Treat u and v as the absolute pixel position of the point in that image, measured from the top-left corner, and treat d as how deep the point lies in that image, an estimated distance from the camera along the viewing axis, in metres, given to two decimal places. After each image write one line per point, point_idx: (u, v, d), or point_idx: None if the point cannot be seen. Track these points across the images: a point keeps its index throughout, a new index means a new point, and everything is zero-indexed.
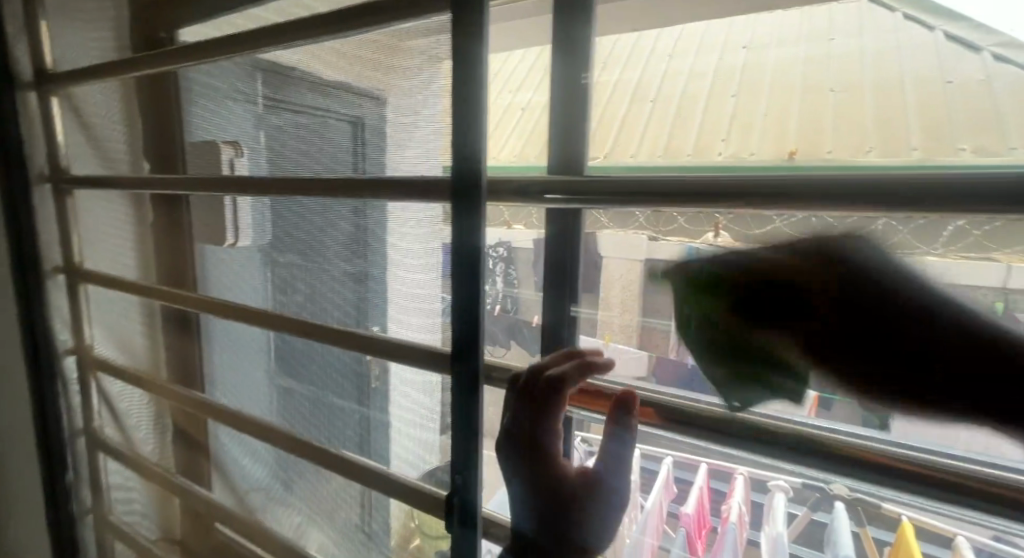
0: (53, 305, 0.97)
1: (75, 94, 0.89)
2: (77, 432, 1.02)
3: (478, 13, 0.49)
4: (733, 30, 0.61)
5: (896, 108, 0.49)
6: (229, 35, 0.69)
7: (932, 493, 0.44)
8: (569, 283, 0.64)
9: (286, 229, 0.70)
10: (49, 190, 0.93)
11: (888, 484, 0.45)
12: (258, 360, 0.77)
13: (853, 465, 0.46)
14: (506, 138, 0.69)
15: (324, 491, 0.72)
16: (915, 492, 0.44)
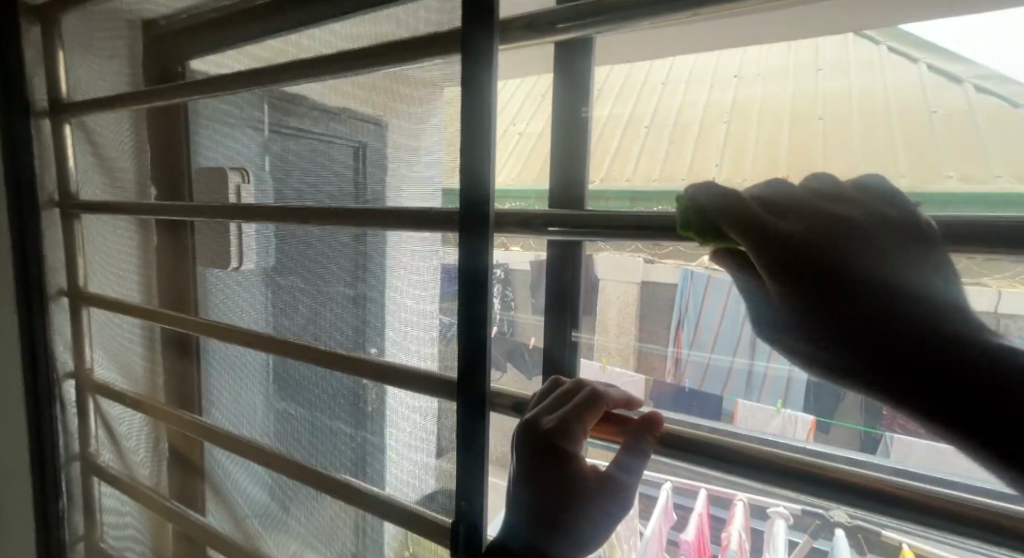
0: (56, 327, 0.98)
1: (88, 123, 0.91)
2: (72, 457, 1.02)
3: (480, 47, 0.52)
4: (721, 63, 0.63)
5: (884, 135, 0.52)
6: (244, 69, 0.72)
7: (930, 522, 0.44)
8: (570, 309, 0.66)
9: (289, 253, 0.70)
10: (57, 215, 0.96)
11: (886, 511, 0.45)
12: (257, 384, 0.76)
13: (852, 491, 0.46)
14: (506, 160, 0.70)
15: (320, 518, 0.71)
16: (914, 521, 0.44)
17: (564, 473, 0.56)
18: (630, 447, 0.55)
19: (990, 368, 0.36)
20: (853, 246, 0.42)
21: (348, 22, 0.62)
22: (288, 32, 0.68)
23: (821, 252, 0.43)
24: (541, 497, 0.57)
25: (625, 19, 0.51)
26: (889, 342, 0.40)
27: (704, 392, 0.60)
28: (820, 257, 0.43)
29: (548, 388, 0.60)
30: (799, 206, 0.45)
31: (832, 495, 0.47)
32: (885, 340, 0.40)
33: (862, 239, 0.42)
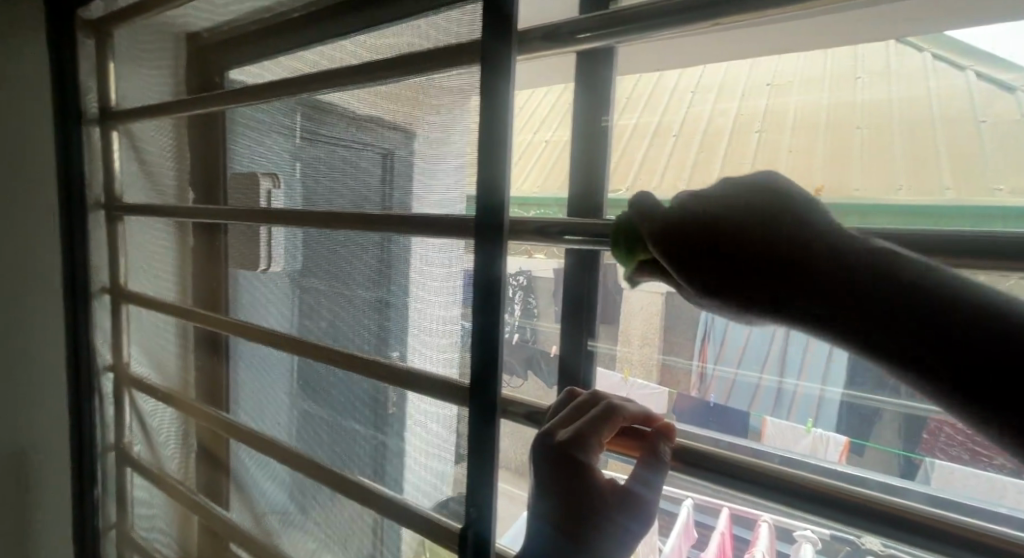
0: (97, 323, 1.03)
1: (133, 130, 0.96)
2: (108, 448, 1.06)
3: (499, 57, 0.52)
4: (755, 72, 0.63)
5: (928, 149, 0.52)
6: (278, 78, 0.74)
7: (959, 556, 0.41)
8: (588, 317, 0.64)
9: (315, 256, 0.73)
10: (102, 216, 1.00)
11: (913, 542, 0.43)
12: (281, 383, 0.79)
13: (874, 519, 0.44)
14: (529, 169, 0.72)
15: (337, 517, 0.72)
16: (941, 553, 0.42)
17: (581, 486, 0.51)
18: (644, 459, 0.51)
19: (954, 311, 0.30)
20: (802, 233, 0.34)
21: (376, 34, 0.64)
22: (322, 43, 0.70)
23: (730, 242, 0.36)
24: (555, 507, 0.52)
25: (648, 27, 0.51)
26: (846, 300, 0.32)
27: (730, 408, 0.59)
28: (734, 249, 0.36)
29: (564, 400, 0.59)
30: (708, 210, 0.37)
31: (856, 522, 0.45)
32: (840, 297, 0.32)
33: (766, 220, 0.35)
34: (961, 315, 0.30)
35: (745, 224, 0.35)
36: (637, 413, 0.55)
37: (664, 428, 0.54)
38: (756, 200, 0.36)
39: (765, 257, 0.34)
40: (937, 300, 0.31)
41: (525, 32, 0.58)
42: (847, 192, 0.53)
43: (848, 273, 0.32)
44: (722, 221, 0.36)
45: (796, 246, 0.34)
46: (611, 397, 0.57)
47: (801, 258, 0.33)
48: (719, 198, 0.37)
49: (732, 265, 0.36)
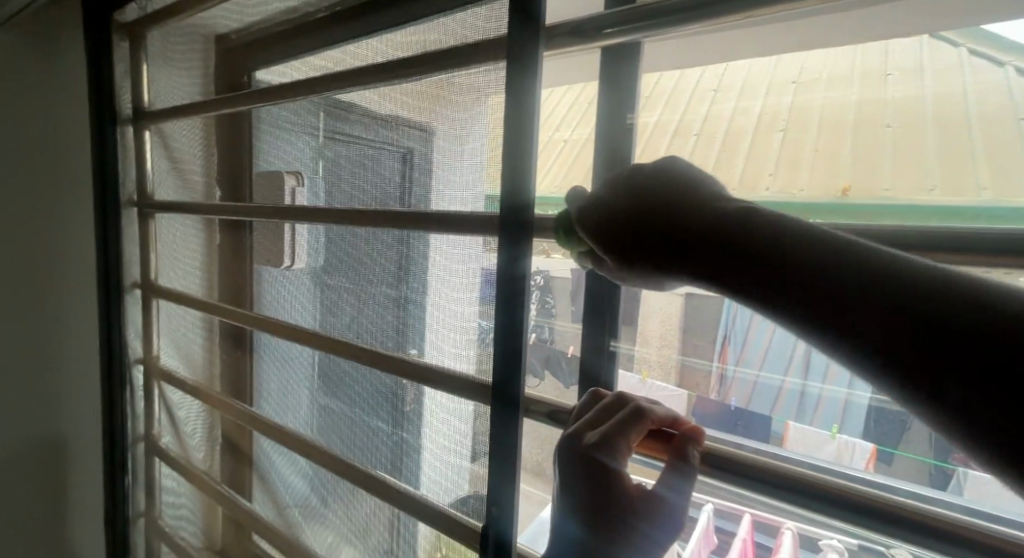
0: (129, 317, 1.06)
1: (165, 129, 0.99)
2: (138, 438, 1.09)
3: (523, 53, 0.52)
4: (779, 69, 0.62)
5: (963, 151, 0.50)
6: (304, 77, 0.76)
7: None
8: (609, 317, 0.63)
9: (338, 253, 0.74)
10: (135, 213, 1.04)
11: (945, 551, 0.41)
12: (304, 378, 0.81)
13: (902, 525, 0.43)
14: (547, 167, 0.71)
15: (357, 510, 0.73)
16: None
17: (604, 489, 0.49)
18: (672, 463, 0.49)
19: (931, 308, 0.33)
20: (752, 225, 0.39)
21: (402, 32, 0.64)
22: (347, 42, 0.71)
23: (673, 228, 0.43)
24: (572, 508, 0.50)
25: (674, 21, 0.50)
26: (833, 303, 0.36)
27: (751, 412, 0.58)
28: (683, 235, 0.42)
29: (588, 401, 0.56)
30: (649, 202, 0.45)
31: (884, 529, 0.44)
32: (825, 299, 0.36)
33: (704, 211, 0.42)
34: (936, 311, 0.33)
35: (709, 217, 0.42)
36: (666, 417, 0.52)
37: (692, 433, 0.51)
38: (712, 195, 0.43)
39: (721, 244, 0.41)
40: (889, 285, 0.34)
41: (550, 28, 0.57)
42: (875, 192, 0.52)
43: (808, 255, 0.37)
44: (662, 212, 0.44)
45: (747, 238, 0.39)
46: (637, 398, 0.54)
47: (755, 248, 0.39)
48: (668, 189, 0.44)
49: (703, 255, 0.41)
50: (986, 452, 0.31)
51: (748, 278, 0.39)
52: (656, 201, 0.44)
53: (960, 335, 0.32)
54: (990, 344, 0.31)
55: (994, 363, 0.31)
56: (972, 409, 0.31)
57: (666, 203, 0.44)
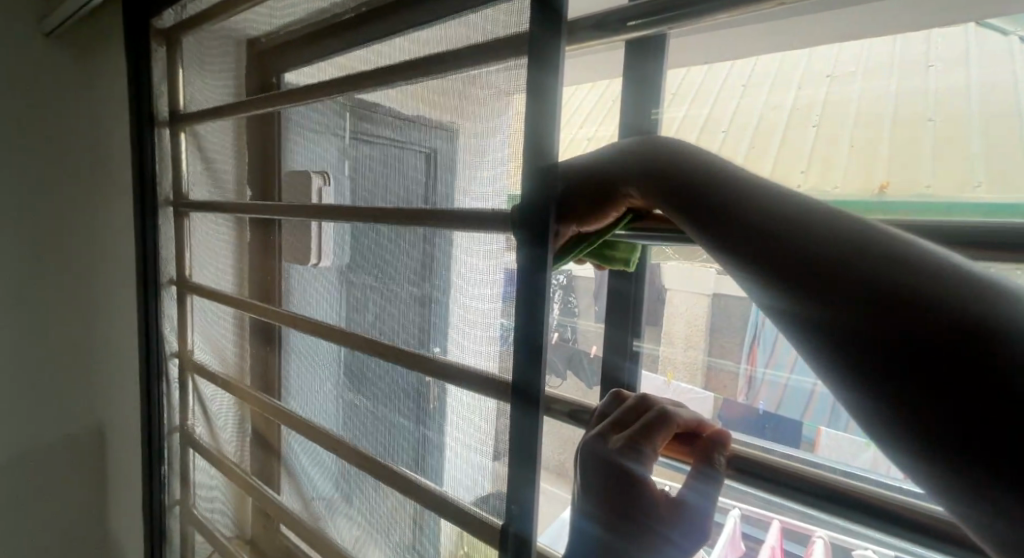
0: (165, 312, 1.10)
1: (198, 131, 1.02)
2: (174, 428, 1.14)
3: (545, 48, 0.51)
4: (817, 60, 0.61)
5: (1010, 146, 0.48)
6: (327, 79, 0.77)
7: None
8: (633, 315, 0.59)
9: (364, 252, 0.75)
10: (170, 212, 1.07)
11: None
12: (330, 374, 0.82)
13: (939, 536, 0.41)
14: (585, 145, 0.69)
15: (381, 505, 0.74)
16: None
17: (623, 490, 0.48)
18: (698, 465, 0.48)
19: (956, 322, 0.29)
20: (749, 211, 0.39)
21: (427, 31, 0.65)
22: (373, 43, 0.72)
23: (679, 203, 0.43)
24: (592, 505, 0.50)
25: (702, 12, 0.48)
26: (852, 301, 0.32)
27: (780, 415, 0.59)
28: (690, 208, 0.42)
29: (612, 401, 0.55)
30: (667, 164, 0.45)
31: (920, 539, 0.42)
32: (842, 296, 0.32)
33: (714, 183, 0.41)
34: (968, 326, 0.28)
35: (715, 202, 0.40)
36: (691, 423, 0.50)
37: (718, 437, 0.50)
38: (700, 173, 0.42)
39: (727, 225, 0.39)
40: (891, 284, 0.31)
41: (575, 21, 0.56)
42: (916, 187, 0.50)
43: (805, 242, 0.35)
44: (671, 180, 0.44)
45: (740, 221, 0.39)
46: (661, 403, 0.52)
47: (760, 234, 0.37)
48: (682, 163, 0.44)
49: (709, 238, 0.40)
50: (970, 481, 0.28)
51: (741, 270, 0.38)
52: (645, 169, 0.46)
53: (956, 347, 0.28)
54: (962, 343, 0.28)
55: (979, 373, 0.28)
56: (948, 428, 0.28)
57: (671, 174, 0.44)
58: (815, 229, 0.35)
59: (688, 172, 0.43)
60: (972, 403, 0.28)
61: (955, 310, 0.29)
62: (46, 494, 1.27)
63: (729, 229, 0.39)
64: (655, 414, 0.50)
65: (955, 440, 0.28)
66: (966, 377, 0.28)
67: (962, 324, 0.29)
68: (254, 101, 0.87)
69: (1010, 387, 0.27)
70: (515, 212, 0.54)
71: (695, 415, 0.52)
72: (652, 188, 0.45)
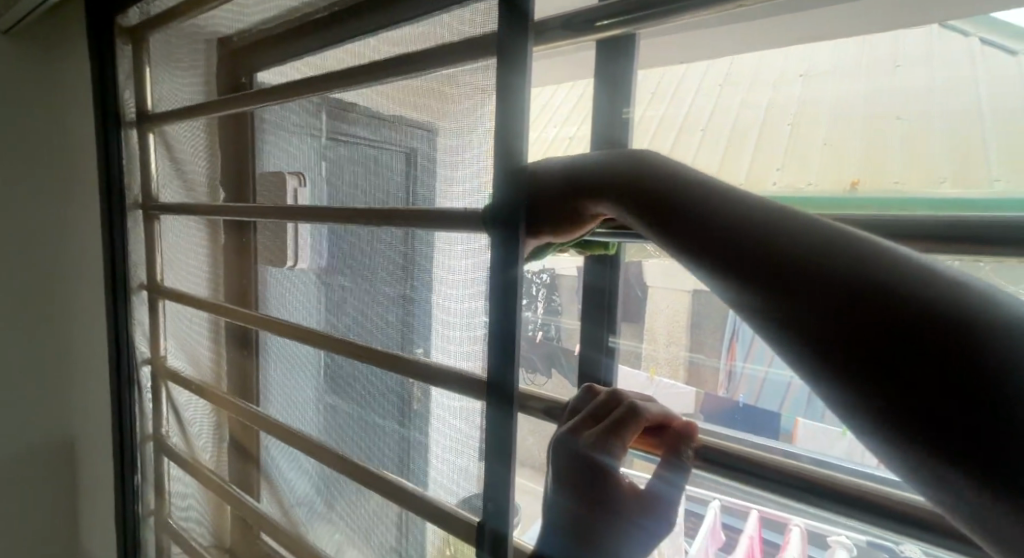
0: (136, 318, 1.07)
1: (167, 132, 0.99)
2: (147, 437, 1.10)
3: (514, 46, 0.52)
4: (790, 61, 0.63)
5: (974, 142, 0.50)
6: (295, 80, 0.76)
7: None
8: (610, 311, 0.62)
9: (343, 253, 0.74)
10: (140, 215, 1.04)
11: (949, 547, 0.41)
12: (309, 377, 0.81)
13: (905, 522, 0.42)
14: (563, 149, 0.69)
15: (362, 509, 0.74)
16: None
17: (595, 482, 0.48)
18: (666, 457, 0.49)
19: (931, 318, 0.29)
20: (728, 212, 0.39)
21: (398, 31, 0.64)
22: (344, 43, 0.71)
23: (658, 206, 0.43)
24: (564, 498, 0.50)
25: (667, 12, 0.49)
26: (830, 302, 0.32)
27: (759, 409, 0.59)
28: (668, 212, 0.42)
29: (584, 396, 0.55)
30: (643, 168, 0.45)
31: (888, 524, 0.43)
32: (821, 296, 0.33)
33: (690, 190, 0.41)
34: (942, 322, 0.29)
35: (698, 204, 0.40)
36: (659, 415, 0.51)
37: (684, 426, 0.51)
38: (680, 177, 0.43)
39: (706, 228, 0.39)
40: (867, 282, 0.32)
41: (543, 21, 0.57)
42: (883, 184, 0.51)
43: (784, 243, 0.35)
44: (649, 182, 0.44)
45: (720, 221, 0.39)
46: (631, 396, 0.52)
47: (739, 236, 0.38)
48: (659, 167, 0.44)
49: (689, 241, 0.40)
50: (956, 475, 0.28)
51: (721, 273, 0.38)
52: (621, 172, 0.46)
53: (933, 342, 0.28)
54: (938, 338, 0.28)
55: (953, 369, 0.28)
56: (930, 424, 0.28)
57: (647, 174, 0.44)
58: (793, 230, 0.36)
59: (669, 182, 0.43)
60: (951, 399, 0.28)
61: (929, 307, 0.29)
62: (13, 507, 1.23)
63: (708, 232, 0.39)
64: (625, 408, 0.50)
65: (946, 445, 0.28)
66: (943, 373, 0.28)
67: (937, 318, 0.29)
68: (224, 101, 0.86)
69: (987, 381, 0.27)
70: (487, 212, 0.54)
71: (663, 407, 0.52)
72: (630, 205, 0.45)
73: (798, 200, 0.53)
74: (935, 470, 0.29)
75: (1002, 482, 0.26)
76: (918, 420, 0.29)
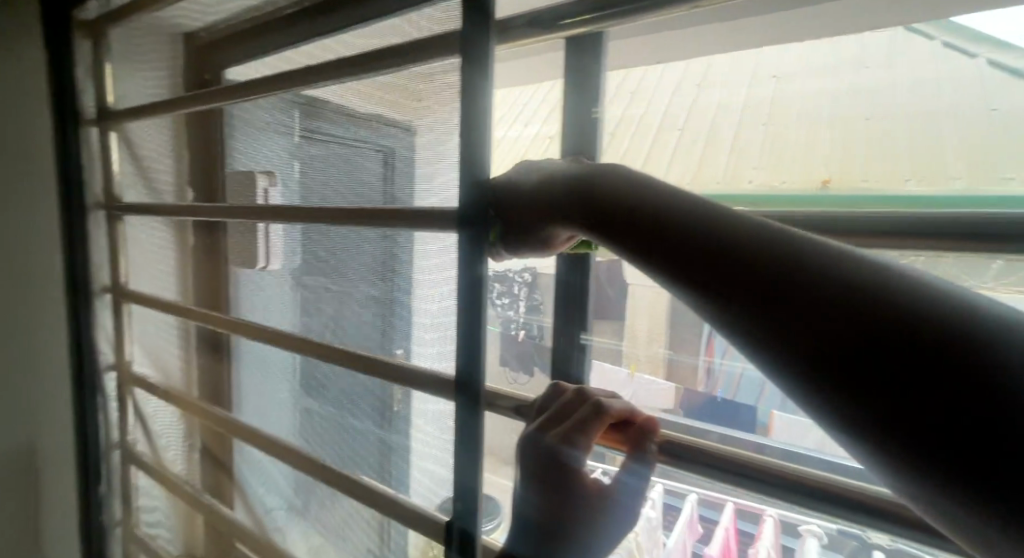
0: (99, 323, 1.03)
1: (128, 129, 0.95)
2: (112, 446, 1.06)
3: (480, 47, 0.52)
4: (762, 62, 0.64)
5: (939, 143, 0.51)
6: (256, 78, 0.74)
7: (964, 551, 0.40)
8: (582, 311, 0.65)
9: (318, 254, 0.72)
10: (102, 215, 1.00)
11: (913, 536, 0.42)
12: (284, 381, 0.79)
13: (872, 513, 0.44)
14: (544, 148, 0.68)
15: (339, 515, 0.72)
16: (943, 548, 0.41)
17: (561, 474, 0.53)
18: (631, 451, 0.52)
19: (909, 326, 0.28)
20: (696, 220, 0.37)
21: (366, 29, 0.63)
22: (311, 40, 0.69)
23: (626, 213, 0.41)
24: (536, 491, 0.55)
25: (631, 11, 0.49)
26: (806, 315, 0.31)
27: (737, 403, 0.58)
28: (637, 220, 0.40)
29: (552, 394, 0.57)
30: (608, 174, 0.43)
31: (849, 515, 0.45)
32: (798, 309, 0.31)
33: (657, 197, 0.40)
34: (920, 329, 0.27)
35: (668, 211, 0.39)
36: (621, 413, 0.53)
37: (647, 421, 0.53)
38: (647, 183, 0.41)
39: (676, 237, 0.37)
40: (841, 291, 0.30)
41: (511, 19, 0.57)
42: (854, 183, 0.53)
43: (756, 252, 0.34)
44: (615, 189, 0.42)
45: (690, 229, 0.37)
46: (597, 395, 0.55)
47: (709, 245, 0.36)
48: (625, 174, 0.42)
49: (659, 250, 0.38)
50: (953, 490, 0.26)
51: (694, 285, 0.36)
52: (586, 177, 0.44)
53: (914, 350, 0.27)
54: (918, 346, 0.27)
55: (939, 378, 0.26)
56: (921, 438, 0.27)
57: (612, 180, 0.43)
58: (763, 238, 0.34)
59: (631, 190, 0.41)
60: (940, 411, 0.26)
61: (907, 314, 0.28)
62: None
63: (677, 241, 0.37)
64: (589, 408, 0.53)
65: (940, 458, 0.26)
66: (927, 382, 0.26)
67: (916, 326, 0.27)
68: (188, 98, 0.83)
69: (976, 388, 0.25)
70: (459, 210, 0.54)
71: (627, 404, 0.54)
72: (597, 215, 0.43)
73: (773, 199, 0.53)
74: (927, 483, 0.27)
75: (1001, 498, 0.24)
76: (908, 439, 0.27)
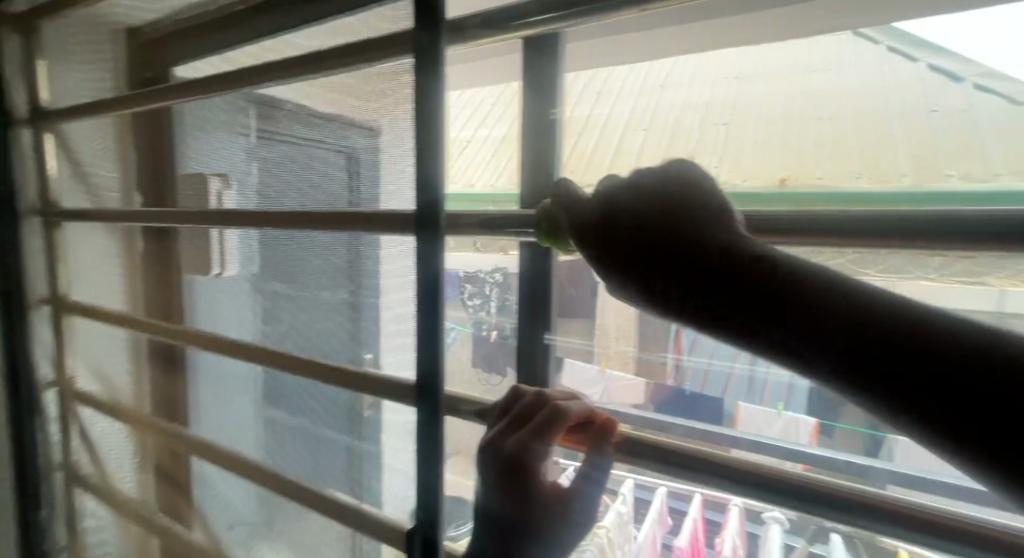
0: (36, 337, 0.96)
1: (65, 130, 0.89)
2: (55, 468, 0.99)
3: (436, 47, 0.51)
4: (727, 64, 0.66)
5: (888, 145, 0.53)
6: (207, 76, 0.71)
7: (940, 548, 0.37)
8: (546, 312, 0.64)
9: (276, 259, 0.70)
10: (38, 223, 0.93)
11: None
12: (246, 391, 0.76)
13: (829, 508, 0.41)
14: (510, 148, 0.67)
15: (303, 530, 0.70)
16: None
17: (520, 473, 0.53)
18: (590, 452, 0.52)
19: (913, 327, 0.29)
20: (694, 227, 0.37)
21: (318, 27, 0.61)
22: (261, 38, 0.67)
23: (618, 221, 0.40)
24: (496, 491, 0.55)
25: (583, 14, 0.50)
26: (810, 318, 0.32)
27: (706, 396, 0.60)
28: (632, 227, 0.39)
29: (510, 397, 0.56)
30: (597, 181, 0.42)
31: (813, 511, 0.41)
32: (802, 314, 0.32)
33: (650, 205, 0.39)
34: (922, 330, 0.29)
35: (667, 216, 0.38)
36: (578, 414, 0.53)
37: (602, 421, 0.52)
38: (642, 186, 0.40)
39: (673, 243, 0.37)
40: (842, 297, 0.31)
41: (465, 19, 0.56)
42: (809, 180, 0.54)
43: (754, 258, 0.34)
44: (606, 195, 0.41)
45: (689, 235, 0.37)
46: (555, 397, 0.55)
47: (710, 250, 0.36)
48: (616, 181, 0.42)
49: (654, 255, 0.38)
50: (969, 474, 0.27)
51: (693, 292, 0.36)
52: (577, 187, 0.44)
53: (919, 350, 0.29)
54: (922, 345, 0.28)
55: (945, 375, 0.28)
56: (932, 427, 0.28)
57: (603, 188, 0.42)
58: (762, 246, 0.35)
59: (622, 199, 0.40)
60: (950, 405, 0.28)
61: (908, 319, 0.29)
62: None
63: (674, 248, 0.37)
64: (545, 410, 0.53)
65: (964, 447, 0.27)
66: (933, 378, 0.28)
67: (914, 329, 0.29)
68: (132, 98, 0.78)
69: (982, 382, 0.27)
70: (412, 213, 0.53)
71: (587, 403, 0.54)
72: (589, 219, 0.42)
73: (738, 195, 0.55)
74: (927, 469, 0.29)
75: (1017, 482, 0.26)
76: (927, 428, 0.28)
